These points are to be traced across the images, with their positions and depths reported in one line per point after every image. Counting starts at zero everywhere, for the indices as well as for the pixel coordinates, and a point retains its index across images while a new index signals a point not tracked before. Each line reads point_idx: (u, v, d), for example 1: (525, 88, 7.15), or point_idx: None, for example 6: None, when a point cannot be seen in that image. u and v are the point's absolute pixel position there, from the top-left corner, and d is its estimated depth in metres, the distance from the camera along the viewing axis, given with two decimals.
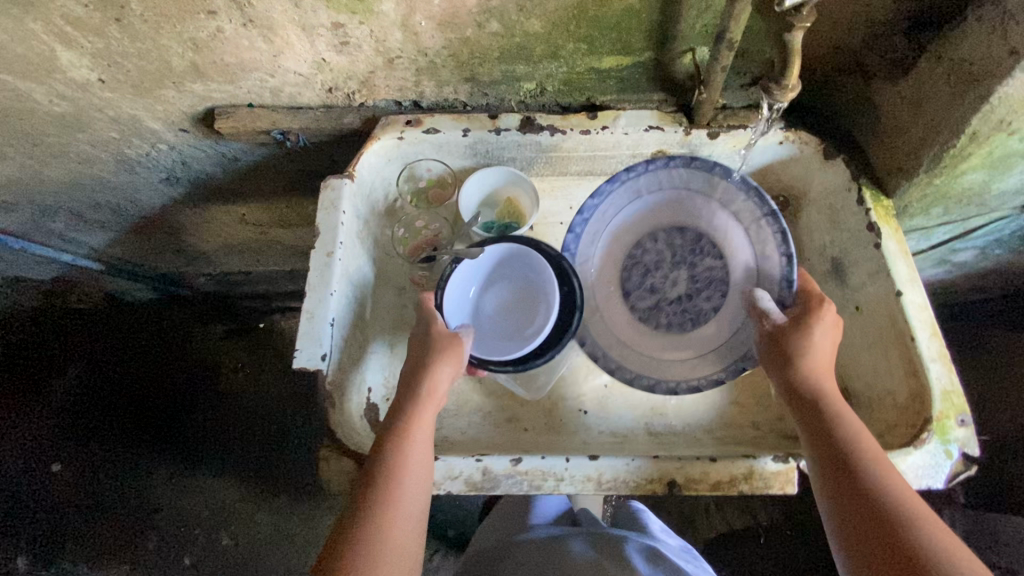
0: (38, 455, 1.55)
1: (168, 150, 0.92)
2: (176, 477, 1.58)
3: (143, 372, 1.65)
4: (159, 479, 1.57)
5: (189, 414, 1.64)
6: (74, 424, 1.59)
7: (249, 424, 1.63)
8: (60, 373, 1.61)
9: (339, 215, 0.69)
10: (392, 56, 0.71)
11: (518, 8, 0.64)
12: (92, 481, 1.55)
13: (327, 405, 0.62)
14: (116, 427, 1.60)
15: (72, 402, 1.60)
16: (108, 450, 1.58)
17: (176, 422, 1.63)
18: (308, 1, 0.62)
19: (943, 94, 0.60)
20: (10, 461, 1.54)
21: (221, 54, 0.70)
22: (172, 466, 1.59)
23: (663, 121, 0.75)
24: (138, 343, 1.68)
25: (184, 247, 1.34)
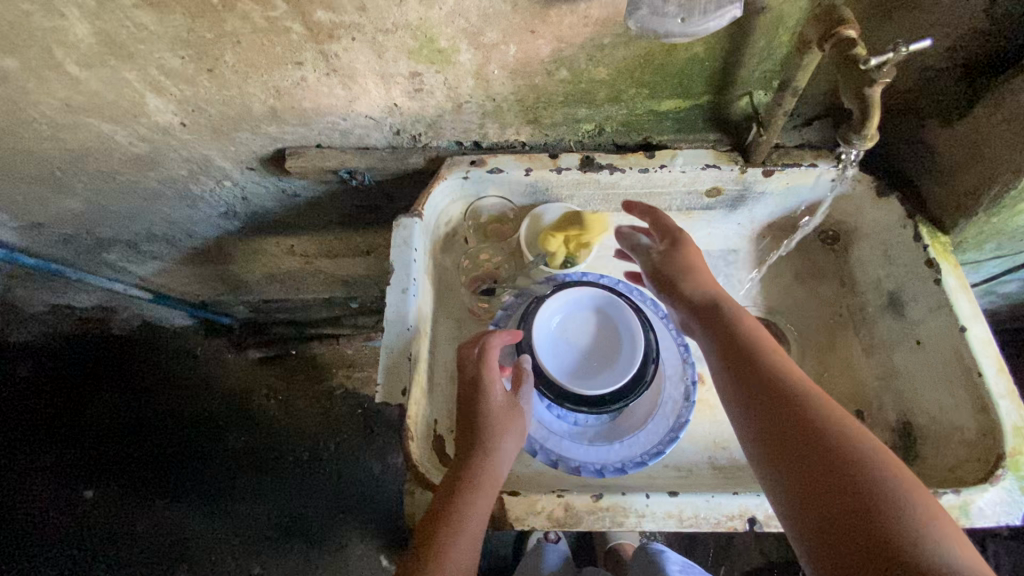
0: (71, 482, 1.56)
1: (231, 187, 0.96)
2: (206, 504, 1.57)
3: (179, 399, 1.67)
4: (189, 506, 1.57)
5: (219, 440, 1.64)
6: (107, 450, 1.59)
7: (279, 451, 1.63)
8: (94, 399, 1.63)
9: (412, 252, 0.71)
10: (461, 101, 0.75)
11: (588, 58, 0.68)
12: (123, 508, 1.55)
13: (407, 439, 0.62)
14: (148, 453, 1.61)
15: (105, 428, 1.61)
16: (142, 478, 1.58)
17: (207, 448, 1.63)
18: (391, 52, 0.66)
19: (1006, 138, 0.63)
20: (44, 488, 1.55)
21: (300, 100, 0.74)
22: (202, 493, 1.58)
23: (720, 160, 0.77)
24: (174, 370, 1.70)
25: (229, 276, 1.37)
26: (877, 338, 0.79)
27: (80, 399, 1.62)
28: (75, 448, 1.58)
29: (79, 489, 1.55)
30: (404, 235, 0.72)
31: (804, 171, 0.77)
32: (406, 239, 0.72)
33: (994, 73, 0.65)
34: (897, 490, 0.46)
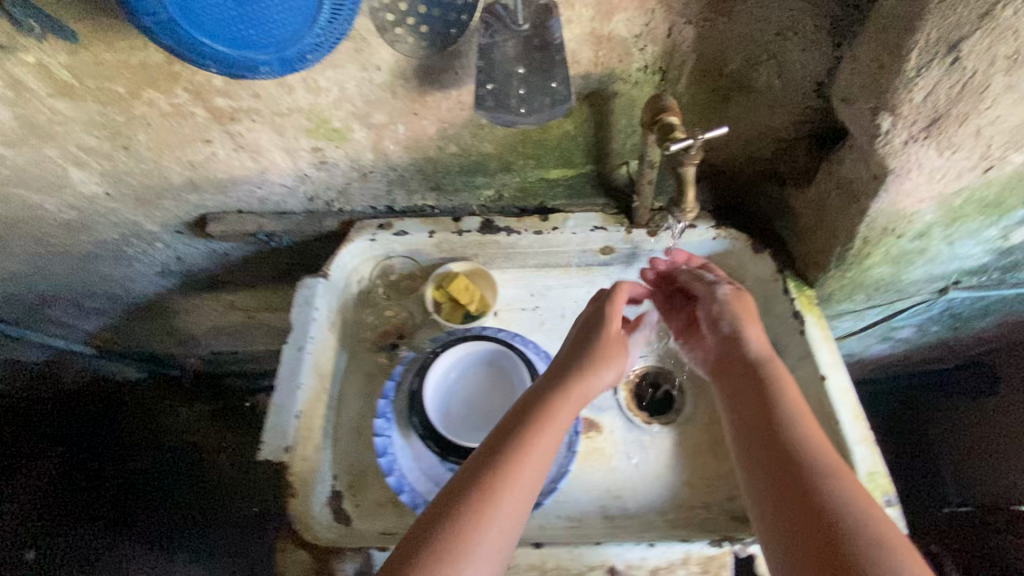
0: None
1: (163, 248, 1.01)
2: (149, 561, 1.47)
3: (121, 456, 1.59)
4: (131, 564, 1.46)
5: (167, 492, 1.56)
6: (45, 507, 1.50)
7: (231, 501, 1.56)
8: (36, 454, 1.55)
9: (312, 311, 0.77)
10: (365, 171, 0.81)
11: (471, 135, 0.75)
12: (55, 572, 1.43)
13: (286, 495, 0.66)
14: (89, 509, 1.50)
15: (45, 484, 1.52)
16: (70, 543, 1.46)
17: (153, 500, 1.54)
18: (290, 131, 0.73)
19: (837, 203, 0.68)
20: None
21: (214, 171, 0.80)
22: (145, 550, 1.48)
23: (607, 222, 0.84)
24: (120, 424, 1.64)
25: (175, 330, 1.40)
26: None
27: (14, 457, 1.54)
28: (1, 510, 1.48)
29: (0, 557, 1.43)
30: (305, 295, 0.78)
31: (683, 232, 0.83)
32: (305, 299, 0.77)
33: (832, 142, 0.71)
34: (852, 507, 0.55)
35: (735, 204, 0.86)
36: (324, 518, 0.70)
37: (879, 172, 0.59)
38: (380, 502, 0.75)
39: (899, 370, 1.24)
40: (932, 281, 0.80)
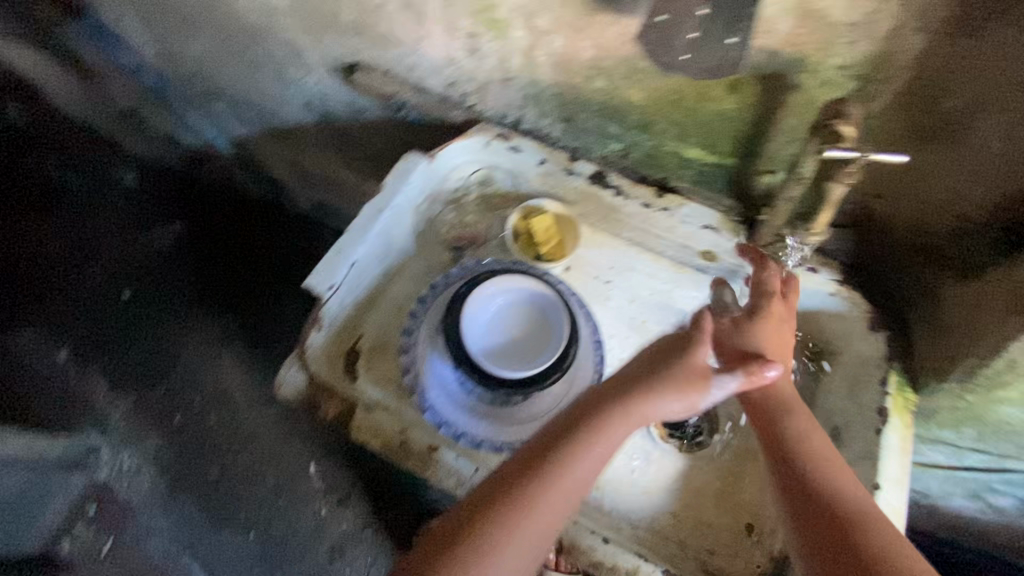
0: (115, 272, 1.66)
1: (314, 84, 1.08)
2: (206, 346, 1.63)
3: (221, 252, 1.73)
4: (192, 342, 1.63)
5: (241, 299, 1.68)
6: (154, 261, 1.69)
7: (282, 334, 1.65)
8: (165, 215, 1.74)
9: (402, 184, 0.80)
10: (508, 75, 0.80)
11: (625, 77, 0.70)
12: (140, 316, 1.63)
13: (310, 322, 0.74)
14: (183, 281, 1.68)
15: (161, 243, 1.71)
16: (163, 306, 1.65)
17: (228, 300, 1.68)
18: (457, 6, 0.72)
19: (997, 313, 0.56)
20: (93, 266, 1.67)
21: (379, 22, 0.82)
22: (207, 336, 1.64)
23: (724, 226, 0.76)
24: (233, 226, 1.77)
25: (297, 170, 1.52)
26: None
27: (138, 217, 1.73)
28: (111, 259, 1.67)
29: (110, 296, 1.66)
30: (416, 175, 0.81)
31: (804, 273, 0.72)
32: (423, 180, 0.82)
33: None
34: (869, 520, 0.56)
35: (870, 268, 0.75)
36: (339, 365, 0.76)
37: None
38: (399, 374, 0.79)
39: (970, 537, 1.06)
40: None
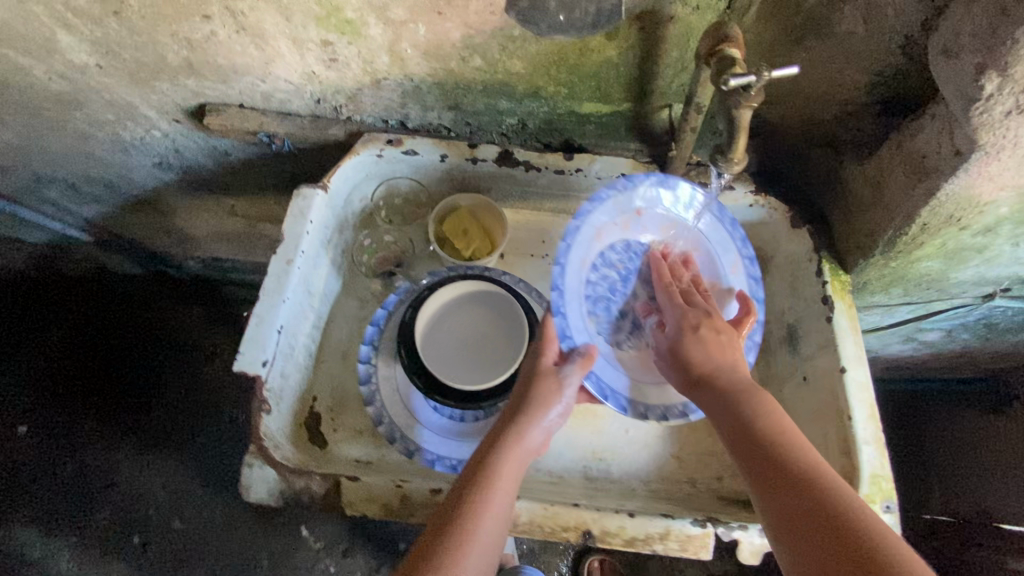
0: (58, 435, 1.62)
1: (161, 137, 0.94)
2: (189, 449, 1.66)
3: (95, 345, 1.70)
4: (171, 449, 1.66)
5: (196, 411, 1.70)
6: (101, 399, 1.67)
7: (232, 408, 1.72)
8: (41, 338, 1.67)
9: (305, 223, 0.71)
10: (379, 77, 0.73)
11: (501, 48, 0.66)
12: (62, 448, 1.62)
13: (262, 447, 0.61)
14: (112, 404, 1.67)
15: (80, 366, 1.68)
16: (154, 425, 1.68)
17: (176, 409, 1.69)
18: (298, 18, 0.64)
19: (900, 178, 0.59)
20: (33, 444, 1.61)
21: (214, 55, 0.72)
22: (180, 442, 1.67)
23: (637, 170, 0.77)
24: (53, 313, 1.69)
25: (204, 250, 1.49)
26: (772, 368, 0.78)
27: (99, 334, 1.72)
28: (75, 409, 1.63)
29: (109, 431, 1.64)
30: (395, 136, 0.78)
31: (720, 192, 0.76)
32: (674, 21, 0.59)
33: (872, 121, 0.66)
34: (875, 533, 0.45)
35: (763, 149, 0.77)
36: (292, 378, 0.69)
37: (963, 147, 0.49)
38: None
39: (941, 363, 1.16)
40: (979, 286, 0.72)
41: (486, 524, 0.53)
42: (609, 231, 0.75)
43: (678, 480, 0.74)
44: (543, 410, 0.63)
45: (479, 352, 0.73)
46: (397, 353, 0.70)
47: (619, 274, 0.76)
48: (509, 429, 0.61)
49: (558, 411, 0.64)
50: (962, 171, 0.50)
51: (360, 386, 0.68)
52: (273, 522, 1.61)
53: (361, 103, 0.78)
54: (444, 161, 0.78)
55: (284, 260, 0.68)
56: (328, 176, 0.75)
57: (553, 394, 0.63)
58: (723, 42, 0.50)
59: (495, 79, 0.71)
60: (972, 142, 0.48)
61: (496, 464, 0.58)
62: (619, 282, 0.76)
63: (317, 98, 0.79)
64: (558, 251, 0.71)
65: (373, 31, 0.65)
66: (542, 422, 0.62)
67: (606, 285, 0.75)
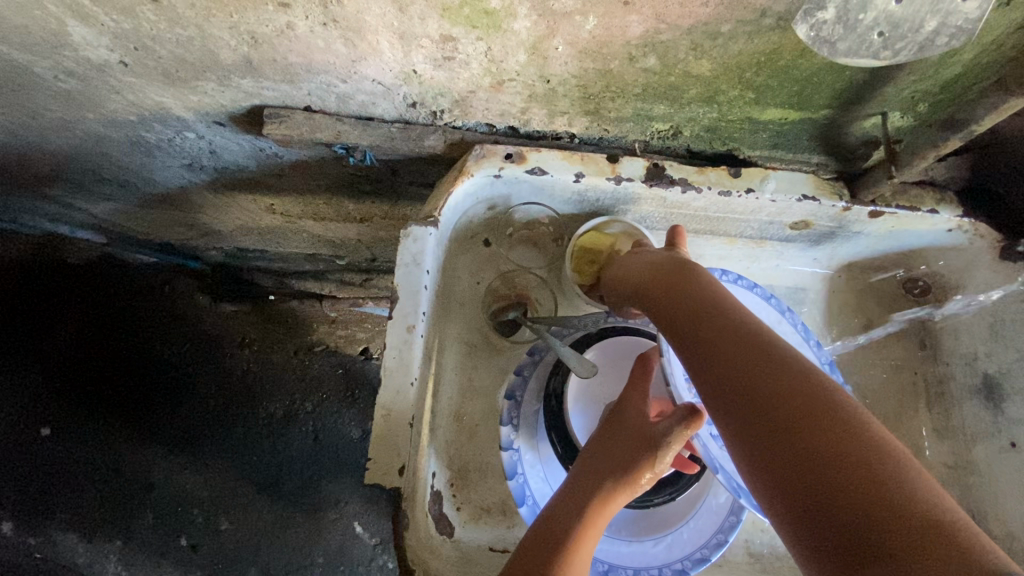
0: (83, 436, 1.47)
1: (196, 139, 0.75)
2: (229, 445, 1.53)
3: (111, 340, 1.52)
4: (209, 447, 1.51)
5: (230, 407, 1.55)
6: (123, 398, 1.50)
7: (269, 401, 1.57)
8: (51, 332, 1.49)
9: (422, 275, 0.55)
10: (504, 78, 0.55)
11: (690, 47, 0.49)
12: (86, 450, 1.46)
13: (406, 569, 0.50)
14: (138, 402, 1.51)
15: (98, 362, 1.50)
16: (186, 423, 1.52)
17: (208, 405, 1.54)
18: (417, 8, 0.46)
19: None
20: (57, 448, 1.45)
21: (284, 52, 0.54)
22: (218, 440, 1.52)
23: (820, 191, 0.62)
24: (59, 304, 1.50)
25: (229, 243, 1.31)
26: (956, 421, 0.67)
27: (111, 327, 1.52)
28: (101, 408, 1.49)
29: (139, 431, 1.49)
30: (515, 148, 0.61)
31: (918, 216, 0.62)
32: (958, 26, 0.42)
33: None
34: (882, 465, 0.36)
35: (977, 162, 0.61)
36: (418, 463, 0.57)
37: None
38: (492, 381, 0.67)
39: None
40: None
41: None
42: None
43: None
44: (633, 478, 0.49)
45: None
46: (548, 438, 0.58)
47: None
48: (588, 478, 0.50)
49: (647, 478, 0.49)
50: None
51: (507, 481, 0.55)
52: (324, 520, 1.52)
53: (471, 108, 0.61)
54: (578, 182, 0.62)
55: (404, 327, 0.53)
56: (438, 206, 0.59)
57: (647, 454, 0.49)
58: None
59: (663, 82, 0.54)
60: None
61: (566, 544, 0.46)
62: None
63: (412, 101, 0.61)
64: None
65: (520, 24, 0.47)
66: (628, 491, 0.49)
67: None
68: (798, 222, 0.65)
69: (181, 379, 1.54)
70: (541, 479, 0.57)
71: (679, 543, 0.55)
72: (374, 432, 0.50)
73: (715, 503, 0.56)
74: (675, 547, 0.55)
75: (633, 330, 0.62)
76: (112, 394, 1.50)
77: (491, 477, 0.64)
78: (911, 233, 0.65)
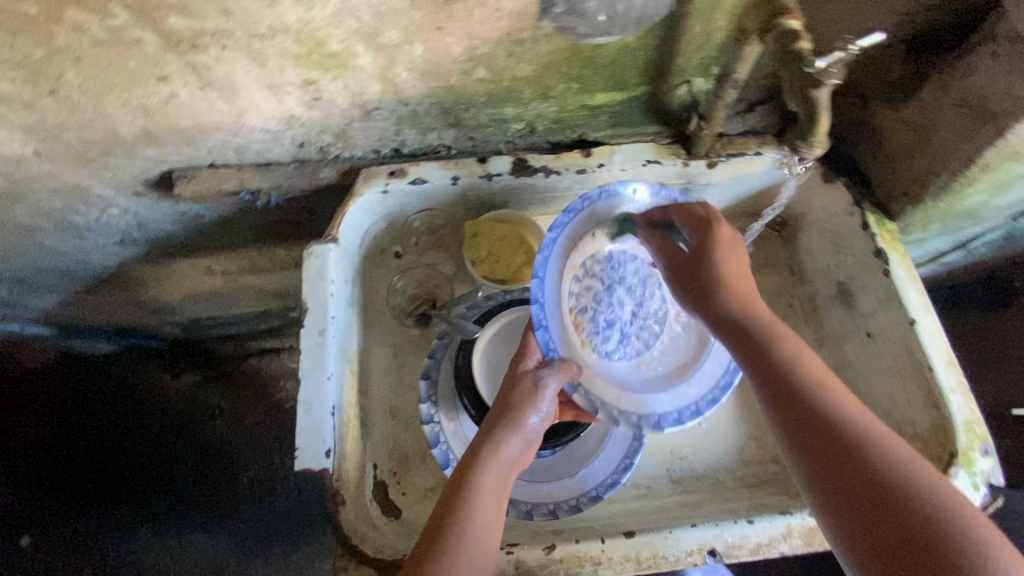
0: (64, 534, 1.47)
1: (120, 214, 0.83)
2: (211, 518, 1.52)
3: (81, 433, 1.54)
4: (191, 523, 1.51)
5: (206, 479, 1.55)
6: (100, 488, 1.50)
7: (245, 467, 1.57)
8: (21, 436, 1.51)
9: (327, 285, 0.63)
10: (370, 108, 0.65)
11: (507, 54, 0.59)
12: (68, 549, 1.46)
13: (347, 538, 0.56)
14: (114, 490, 1.51)
15: (70, 456, 1.52)
16: (165, 503, 1.51)
17: (184, 480, 1.54)
18: (275, 61, 0.56)
19: (955, 123, 0.57)
20: (38, 551, 1.45)
21: (176, 118, 0.63)
22: (199, 513, 1.52)
23: (661, 154, 0.72)
24: (28, 406, 1.53)
25: (183, 315, 1.36)
26: (827, 329, 0.76)
27: (79, 421, 1.54)
28: (79, 502, 1.49)
29: (119, 520, 1.49)
30: (397, 165, 0.70)
31: (749, 160, 0.72)
32: None
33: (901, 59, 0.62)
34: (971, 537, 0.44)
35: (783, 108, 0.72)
36: (352, 453, 0.63)
37: None
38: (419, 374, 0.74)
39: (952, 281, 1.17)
40: (1015, 207, 0.72)
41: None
42: (586, 245, 0.65)
43: (764, 460, 0.71)
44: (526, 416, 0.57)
45: None
46: (460, 403, 0.65)
47: (603, 281, 0.66)
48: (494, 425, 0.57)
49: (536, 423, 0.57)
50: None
51: (432, 450, 0.63)
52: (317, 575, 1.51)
53: (352, 139, 0.71)
54: (456, 184, 0.71)
55: (316, 332, 0.61)
56: (336, 225, 0.67)
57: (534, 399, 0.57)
58: (780, 14, 0.45)
59: (500, 88, 0.65)
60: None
61: (468, 495, 0.52)
62: (602, 291, 0.66)
63: (300, 141, 0.70)
64: (544, 243, 0.59)
65: (362, 60, 0.57)
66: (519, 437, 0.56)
67: (591, 299, 0.65)
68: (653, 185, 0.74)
69: (154, 459, 1.54)
70: (464, 444, 0.64)
71: (591, 473, 0.63)
72: (298, 424, 0.57)
73: (619, 433, 0.65)
74: (589, 478, 0.63)
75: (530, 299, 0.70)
76: (87, 486, 1.50)
77: (430, 459, 0.70)
78: (754, 176, 0.74)
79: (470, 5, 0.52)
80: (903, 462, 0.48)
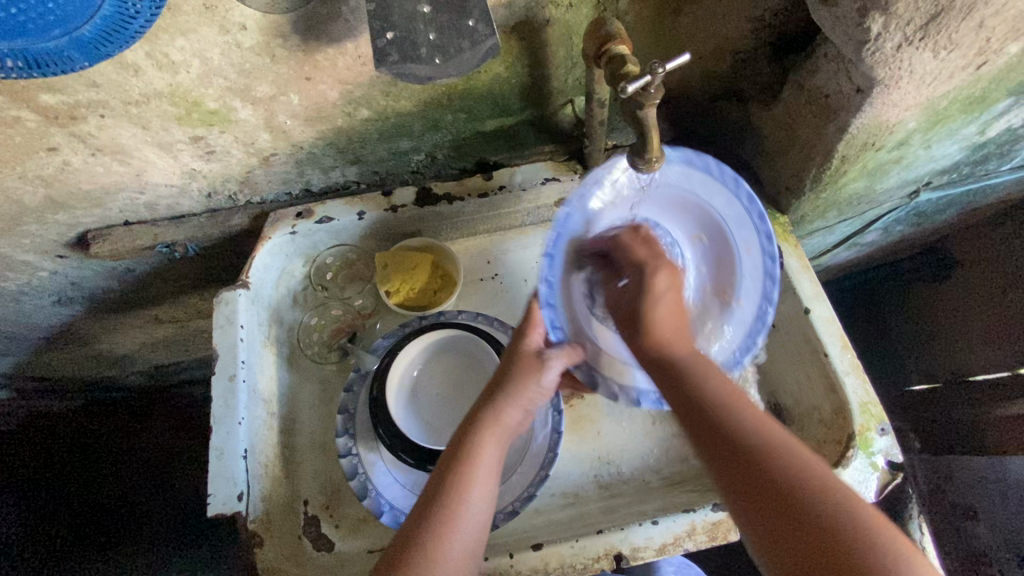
0: None
1: (50, 276, 0.85)
2: None
3: None
4: None
5: None
6: None
7: None
8: None
9: (237, 330, 0.65)
10: (266, 155, 0.67)
11: (384, 94, 0.62)
12: None
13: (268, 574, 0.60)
14: None
15: None
16: None
17: None
18: (156, 123, 0.58)
19: (809, 121, 0.60)
20: None
21: (77, 183, 0.65)
22: None
23: (558, 172, 0.74)
24: None
25: (142, 367, 1.35)
26: None
27: None
28: None
29: None
30: (304, 206, 0.72)
31: None
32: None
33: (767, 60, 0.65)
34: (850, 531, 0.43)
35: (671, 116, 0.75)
36: (274, 492, 0.65)
37: (862, 86, 0.51)
38: None
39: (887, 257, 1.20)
40: (903, 188, 0.75)
41: (458, 538, 0.52)
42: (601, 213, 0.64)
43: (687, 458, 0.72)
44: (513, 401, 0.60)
45: (457, 403, 0.71)
46: (376, 434, 0.66)
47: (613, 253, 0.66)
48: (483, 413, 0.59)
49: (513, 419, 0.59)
50: (867, 105, 0.52)
51: (350, 482, 0.65)
52: None
53: (258, 185, 0.73)
54: (363, 219, 0.74)
55: (227, 378, 0.63)
56: (246, 271, 0.69)
57: (526, 388, 0.60)
58: (609, 40, 0.48)
59: (388, 124, 0.67)
60: (871, 78, 0.48)
61: (467, 465, 0.55)
62: None
63: (207, 192, 0.72)
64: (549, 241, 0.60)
65: (243, 114, 0.60)
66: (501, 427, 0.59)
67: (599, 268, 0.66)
68: (557, 201, 0.77)
69: None
70: (383, 472, 0.66)
71: (509, 488, 0.66)
72: (210, 471, 0.59)
73: (535, 447, 0.68)
74: (506, 493, 0.65)
75: (444, 323, 0.72)
76: None
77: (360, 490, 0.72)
78: None
79: (331, 55, 0.55)
80: (820, 477, 0.46)
